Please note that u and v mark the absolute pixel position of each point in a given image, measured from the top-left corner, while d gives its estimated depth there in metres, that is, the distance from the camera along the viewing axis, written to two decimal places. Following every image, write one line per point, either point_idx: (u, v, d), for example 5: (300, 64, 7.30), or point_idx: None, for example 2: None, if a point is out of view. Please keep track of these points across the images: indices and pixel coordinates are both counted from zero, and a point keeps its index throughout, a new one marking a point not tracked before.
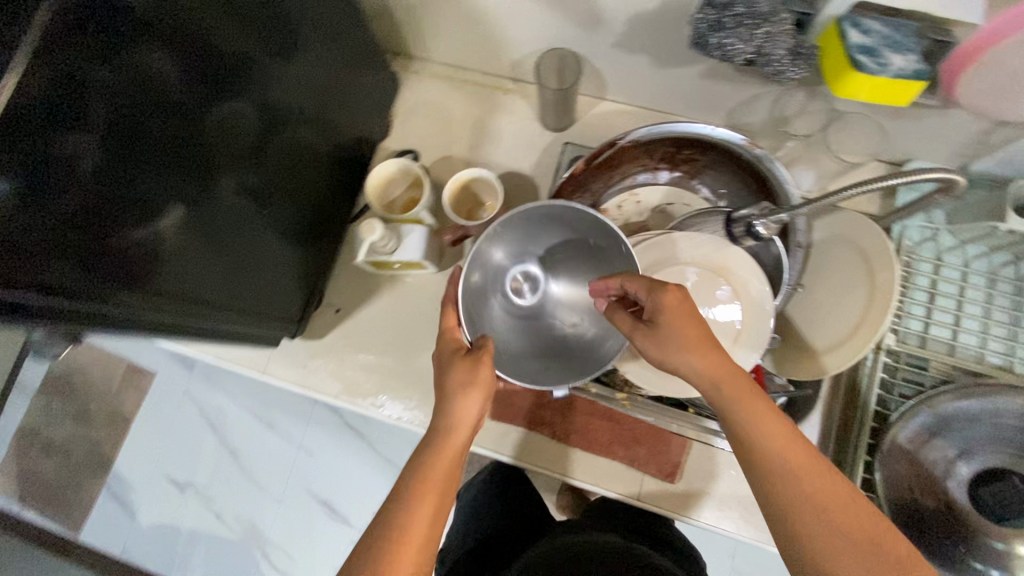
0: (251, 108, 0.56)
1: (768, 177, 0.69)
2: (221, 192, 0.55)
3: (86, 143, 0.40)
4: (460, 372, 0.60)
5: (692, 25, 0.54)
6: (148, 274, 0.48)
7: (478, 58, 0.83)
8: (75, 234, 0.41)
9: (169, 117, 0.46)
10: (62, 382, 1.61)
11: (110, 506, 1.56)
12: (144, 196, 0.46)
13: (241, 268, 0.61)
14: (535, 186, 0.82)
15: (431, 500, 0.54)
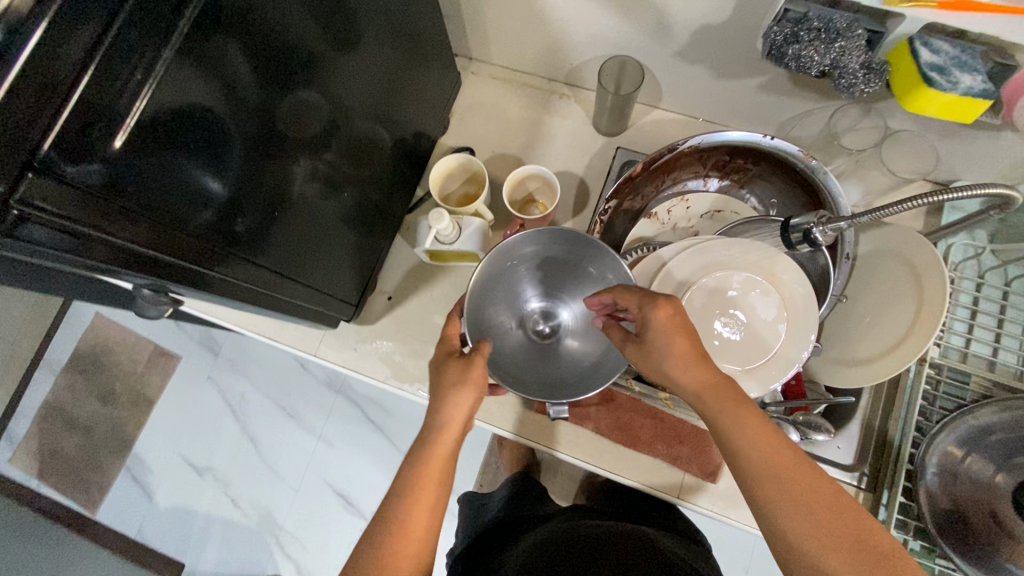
0: (324, 97, 0.57)
1: (821, 190, 0.71)
2: (293, 181, 0.57)
3: (197, 126, 0.41)
4: (455, 367, 0.61)
5: (765, 38, 0.57)
6: (229, 252, 0.50)
7: (537, 62, 0.86)
8: (180, 221, 0.43)
9: (261, 103, 0.47)
10: (91, 360, 1.64)
11: (129, 486, 1.57)
12: (233, 177, 0.47)
13: (303, 251, 0.63)
14: (587, 187, 0.84)
15: (435, 487, 0.55)
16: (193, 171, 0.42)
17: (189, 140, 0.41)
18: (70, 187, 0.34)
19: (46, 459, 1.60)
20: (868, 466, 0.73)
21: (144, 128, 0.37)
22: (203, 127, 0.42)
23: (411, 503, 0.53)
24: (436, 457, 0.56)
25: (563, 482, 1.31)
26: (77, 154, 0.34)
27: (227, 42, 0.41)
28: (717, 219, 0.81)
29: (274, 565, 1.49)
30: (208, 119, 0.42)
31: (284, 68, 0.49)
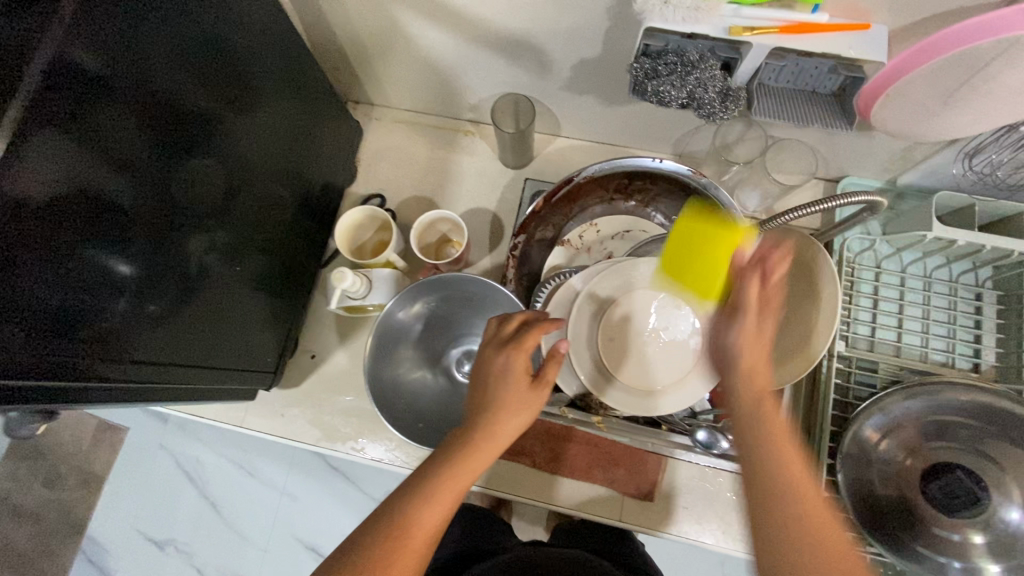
0: (217, 164, 0.57)
1: (716, 203, 0.74)
2: (188, 254, 0.55)
3: (66, 215, 0.41)
4: (511, 382, 0.57)
5: (630, 74, 0.59)
6: (119, 335, 0.48)
7: (437, 102, 0.86)
8: (48, 313, 0.41)
9: (140, 181, 0.47)
10: (29, 445, 1.55)
11: (88, 571, 1.52)
12: (116, 258, 0.46)
13: (213, 320, 0.62)
14: (501, 222, 0.85)
15: (447, 502, 0.52)
16: (66, 258, 0.41)
17: (50, 227, 0.40)
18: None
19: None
20: None
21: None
22: (70, 213, 0.41)
23: (414, 510, 0.51)
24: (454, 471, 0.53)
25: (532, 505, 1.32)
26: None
27: (85, 124, 0.41)
28: (627, 239, 0.82)
29: None
30: (70, 205, 0.41)
31: (160, 140, 0.49)
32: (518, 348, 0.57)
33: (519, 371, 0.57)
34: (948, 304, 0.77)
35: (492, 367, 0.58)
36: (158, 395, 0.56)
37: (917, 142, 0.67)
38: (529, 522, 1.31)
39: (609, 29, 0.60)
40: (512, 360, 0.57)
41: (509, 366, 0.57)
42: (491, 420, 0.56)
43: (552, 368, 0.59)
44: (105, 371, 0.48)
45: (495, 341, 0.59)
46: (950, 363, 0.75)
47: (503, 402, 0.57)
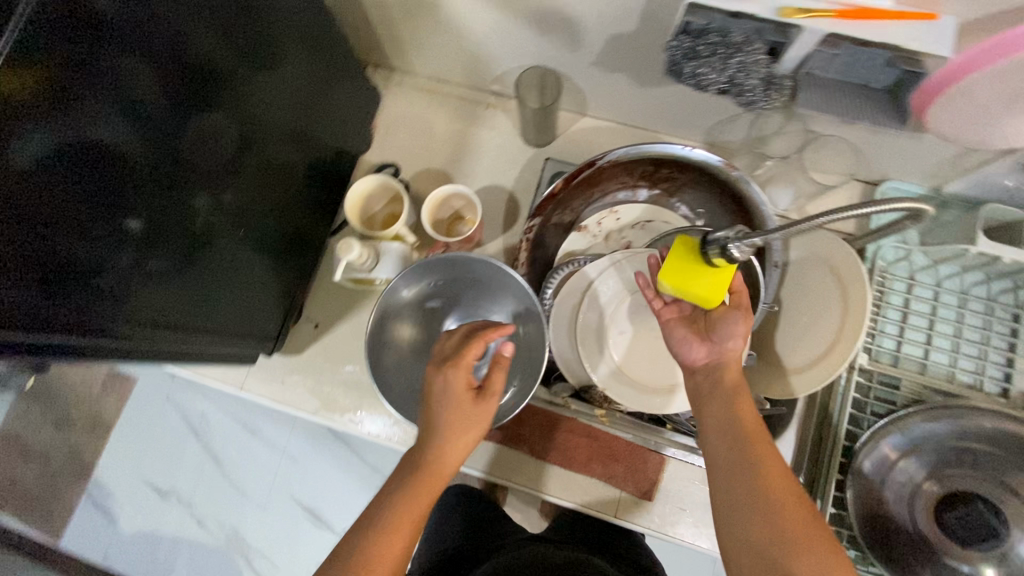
0: (230, 121, 0.54)
1: (745, 198, 0.70)
2: (195, 211, 0.53)
3: (60, 162, 0.39)
4: (453, 402, 0.58)
5: (667, 53, 0.55)
6: (123, 292, 0.47)
7: (460, 71, 0.82)
8: (48, 266, 0.39)
9: (144, 132, 0.45)
10: (42, 387, 1.59)
11: (92, 513, 1.55)
12: (119, 212, 0.44)
13: (219, 283, 0.60)
14: (517, 202, 0.81)
15: (404, 531, 0.55)
16: (62, 207, 0.40)
17: (49, 172, 0.38)
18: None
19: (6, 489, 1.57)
20: (803, 474, 0.72)
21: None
22: (64, 159, 0.39)
23: (375, 545, 0.54)
24: (406, 500, 0.56)
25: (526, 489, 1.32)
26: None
27: (82, 65, 0.39)
28: (648, 229, 0.78)
29: None
30: (69, 148, 0.40)
31: (169, 88, 0.46)
32: (456, 365, 0.58)
33: (461, 387, 0.58)
34: (983, 324, 0.73)
35: (431, 388, 0.59)
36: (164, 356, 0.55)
37: (972, 149, 0.62)
38: None
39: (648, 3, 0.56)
40: (449, 380, 0.58)
41: (447, 388, 0.58)
42: (440, 443, 0.58)
43: (496, 379, 0.60)
44: (110, 329, 0.46)
45: (435, 361, 0.61)
46: (978, 386, 0.71)
47: (448, 422, 0.58)
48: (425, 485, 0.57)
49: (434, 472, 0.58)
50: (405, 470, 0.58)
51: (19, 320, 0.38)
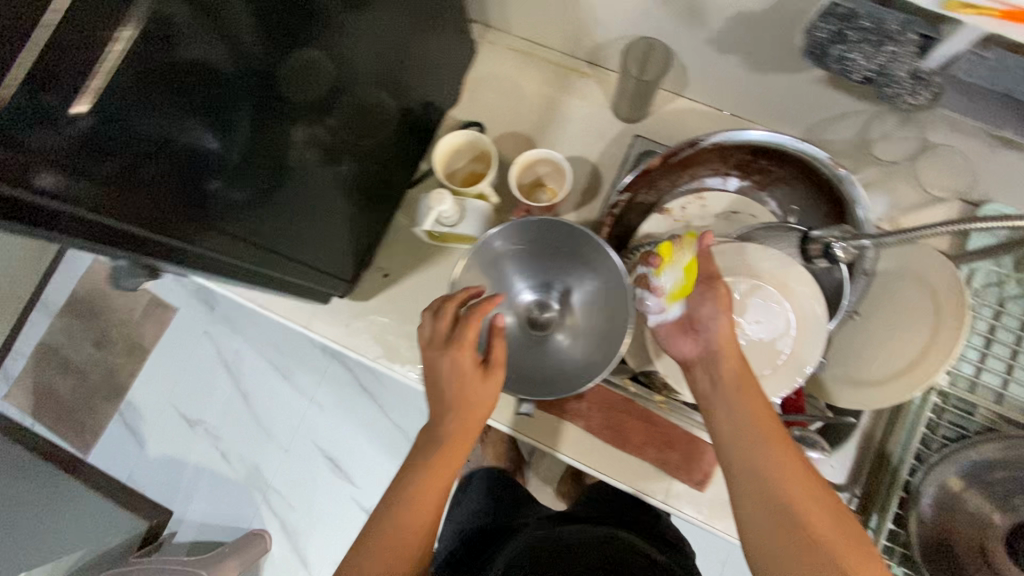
0: (332, 51, 0.52)
1: (845, 200, 0.67)
2: (284, 143, 0.51)
3: (192, 83, 0.38)
4: (457, 380, 0.62)
5: (806, 36, 0.52)
6: (222, 214, 0.47)
7: (559, 35, 0.80)
8: (167, 183, 0.40)
9: (263, 56, 0.43)
10: (86, 306, 1.62)
11: (121, 433, 1.58)
12: (231, 136, 0.43)
13: (302, 217, 0.60)
14: (599, 176, 0.80)
15: (426, 509, 0.59)
16: (186, 127, 0.39)
17: (168, 98, 0.36)
18: (49, 144, 0.31)
19: (41, 397, 1.59)
20: (859, 487, 0.71)
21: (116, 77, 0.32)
22: (194, 81, 0.38)
23: (397, 518, 0.58)
24: (426, 477, 0.60)
25: (548, 465, 1.32)
26: (61, 105, 0.31)
27: None
28: (732, 220, 0.77)
29: (260, 521, 1.52)
30: (187, 71, 0.37)
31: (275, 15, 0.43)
32: (460, 345, 0.61)
33: (467, 366, 0.62)
34: None
35: (438, 370, 0.63)
36: (243, 278, 0.56)
37: None
38: (543, 480, 1.32)
39: None
40: (456, 360, 0.62)
41: (456, 368, 0.62)
42: (451, 423, 0.62)
43: (497, 349, 0.64)
44: (208, 249, 0.47)
45: (433, 342, 0.63)
46: None
47: (457, 399, 0.62)
48: (442, 461, 0.61)
49: (446, 450, 0.61)
50: (421, 452, 0.62)
51: (137, 234, 0.39)
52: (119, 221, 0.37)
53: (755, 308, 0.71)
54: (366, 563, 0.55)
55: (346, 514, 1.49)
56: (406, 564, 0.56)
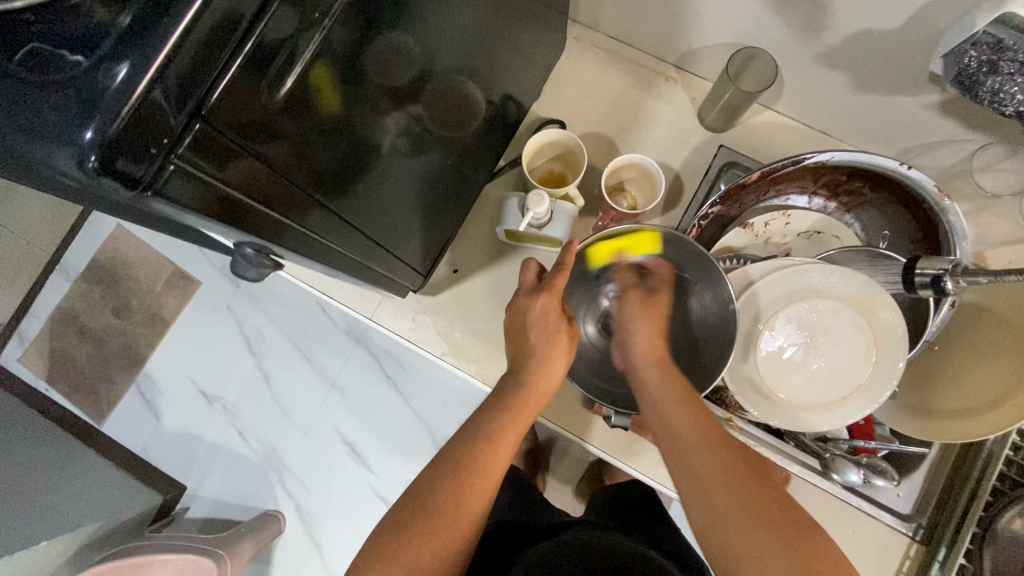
0: (450, 23, 0.48)
1: (941, 228, 0.67)
2: (390, 137, 0.47)
3: (344, 53, 0.34)
4: (546, 324, 0.62)
5: (955, 62, 0.52)
6: (343, 199, 0.43)
7: (650, 37, 0.78)
8: (308, 165, 0.36)
9: (399, 23, 0.39)
10: (106, 272, 1.49)
11: (138, 403, 1.44)
12: (360, 111, 0.39)
13: (397, 203, 0.56)
14: (680, 185, 0.78)
15: (509, 446, 0.57)
16: (328, 100, 0.35)
17: (322, 67, 0.32)
18: (210, 159, 0.28)
19: (56, 362, 1.47)
20: (925, 518, 0.72)
21: (261, 78, 0.29)
22: (346, 49, 0.34)
23: (480, 450, 0.55)
24: (510, 415, 0.58)
25: (570, 465, 1.29)
26: (222, 120, 0.27)
27: None
28: (815, 241, 0.76)
29: (274, 502, 1.36)
30: (321, 71, 0.33)
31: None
32: (547, 291, 0.61)
33: (555, 314, 0.62)
34: None
35: (526, 315, 0.62)
36: (336, 265, 0.52)
37: None
38: (564, 479, 1.29)
39: (922, 11, 0.52)
40: (546, 305, 0.61)
41: (546, 312, 0.61)
42: (536, 367, 0.61)
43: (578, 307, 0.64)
44: (323, 234, 0.43)
45: (522, 294, 0.64)
46: None
47: (544, 349, 0.61)
48: (527, 404, 0.59)
49: (531, 395, 0.60)
50: (504, 392, 0.60)
51: (273, 219, 0.35)
52: (259, 206, 0.33)
53: (838, 332, 0.69)
54: (446, 487, 0.53)
55: (365, 507, 1.32)
56: (483, 497, 0.54)
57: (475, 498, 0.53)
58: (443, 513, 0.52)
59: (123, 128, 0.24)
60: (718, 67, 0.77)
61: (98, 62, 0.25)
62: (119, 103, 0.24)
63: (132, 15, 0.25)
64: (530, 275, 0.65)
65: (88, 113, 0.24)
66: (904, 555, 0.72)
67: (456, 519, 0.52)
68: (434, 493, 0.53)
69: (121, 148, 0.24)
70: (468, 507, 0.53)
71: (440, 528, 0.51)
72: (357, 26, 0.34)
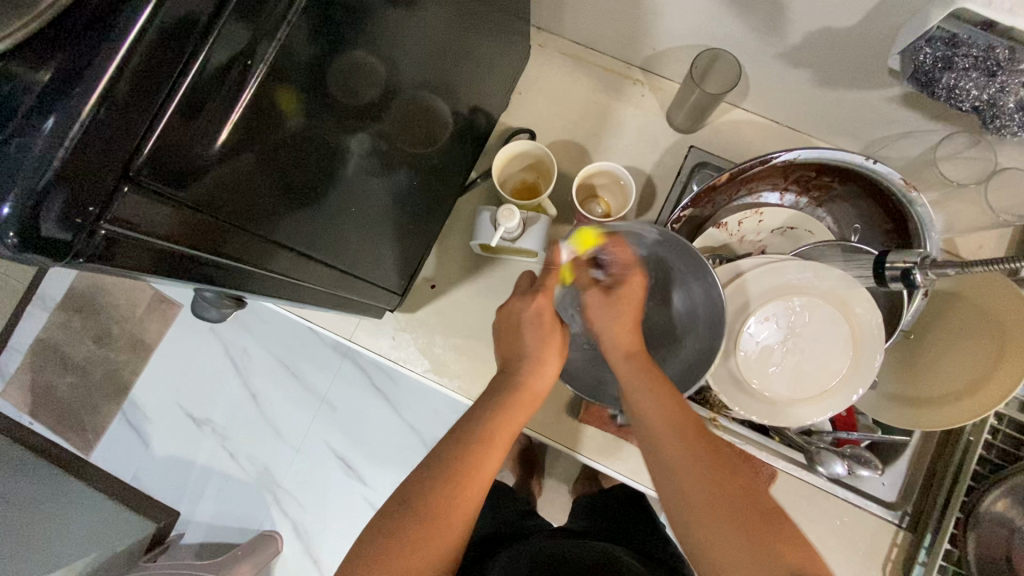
0: (411, 40, 0.47)
1: (911, 219, 0.68)
2: (354, 162, 0.46)
3: (296, 94, 0.33)
4: (540, 325, 0.62)
5: (914, 60, 0.53)
6: (303, 232, 0.42)
7: (615, 41, 0.77)
8: (262, 205, 0.35)
9: (356, 49, 0.38)
10: (83, 300, 1.44)
11: (125, 433, 1.39)
12: (317, 143, 0.38)
13: (366, 228, 0.55)
14: (653, 188, 0.79)
15: (499, 450, 0.55)
16: (280, 138, 0.34)
17: (266, 111, 0.31)
18: (148, 215, 0.27)
19: (39, 395, 1.42)
20: (910, 505, 0.73)
21: (196, 128, 0.28)
22: (294, 84, 0.33)
23: (467, 450, 0.53)
24: (502, 416, 0.57)
25: (565, 465, 1.29)
26: (154, 176, 0.27)
27: None
28: (789, 237, 0.77)
29: (271, 523, 1.34)
30: (271, 110, 0.32)
31: (345, 20, 0.35)
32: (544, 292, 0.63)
33: (548, 315, 0.63)
34: None
35: (521, 316, 0.63)
36: (299, 297, 0.51)
37: None
38: (561, 479, 1.28)
39: (878, 7, 0.52)
40: (540, 306, 0.62)
41: (540, 314, 0.62)
42: (528, 368, 0.61)
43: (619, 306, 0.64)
44: (280, 269, 0.42)
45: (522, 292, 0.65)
46: None
47: (536, 349, 0.62)
48: (518, 406, 0.58)
49: (523, 398, 0.59)
50: (495, 391, 0.59)
51: (220, 262, 0.34)
52: (204, 254, 0.32)
53: (818, 327, 0.69)
54: (433, 490, 0.51)
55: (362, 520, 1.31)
56: (478, 492, 0.52)
57: (460, 507, 0.51)
58: (429, 514, 0.50)
59: (44, 197, 0.24)
60: (684, 69, 0.77)
61: (15, 132, 0.24)
62: (36, 177, 0.24)
63: (52, 71, 0.25)
64: (524, 283, 0.67)
65: (8, 184, 0.24)
66: (891, 543, 0.72)
67: (447, 524, 0.50)
68: (420, 496, 0.51)
69: (43, 216, 0.24)
70: (457, 511, 0.50)
71: (435, 531, 0.49)
72: (309, 60, 0.33)
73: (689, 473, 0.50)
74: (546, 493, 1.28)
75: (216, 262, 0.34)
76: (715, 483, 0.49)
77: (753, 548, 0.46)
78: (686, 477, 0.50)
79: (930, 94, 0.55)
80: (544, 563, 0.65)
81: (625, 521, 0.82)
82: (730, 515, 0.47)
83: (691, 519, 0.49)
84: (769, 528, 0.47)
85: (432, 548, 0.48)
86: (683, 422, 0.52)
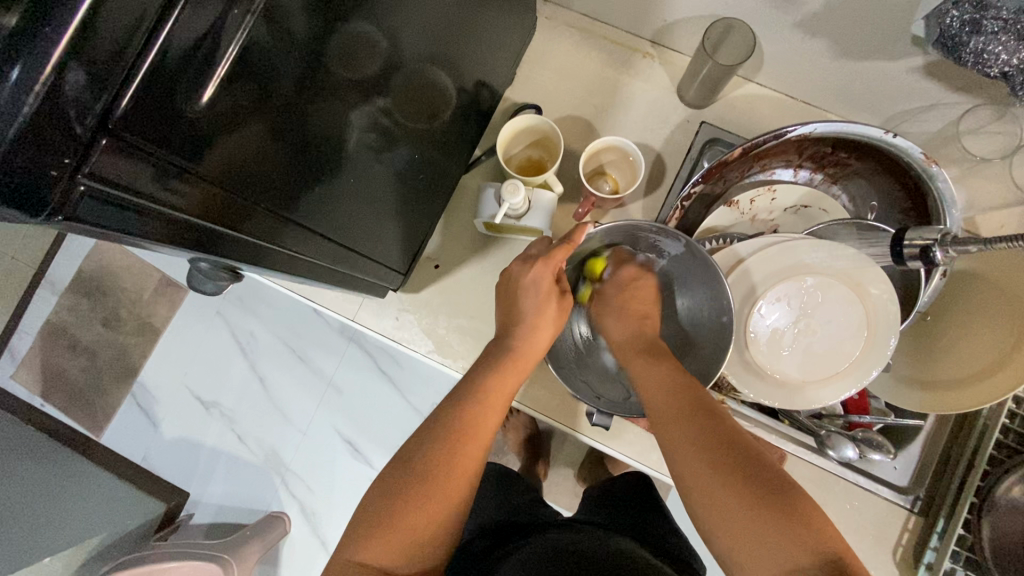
0: (414, 11, 0.45)
1: (931, 196, 0.65)
2: (355, 136, 0.44)
3: (287, 57, 0.32)
4: (537, 294, 0.60)
5: (938, 24, 0.51)
6: (302, 206, 0.41)
7: (624, 13, 0.75)
8: (256, 173, 0.34)
9: (357, 16, 0.37)
10: (91, 283, 1.45)
11: (135, 415, 1.40)
12: (316, 113, 0.37)
13: (369, 205, 0.54)
14: (663, 165, 0.76)
15: (495, 416, 0.54)
16: (272, 104, 0.33)
17: (254, 72, 0.30)
18: (128, 172, 0.26)
19: (50, 377, 1.43)
20: (923, 490, 0.71)
21: (176, 83, 0.27)
22: (285, 46, 0.31)
23: (464, 419, 0.52)
24: (501, 384, 0.55)
25: (570, 450, 1.28)
26: (133, 131, 0.26)
27: None
28: (803, 215, 0.75)
29: (279, 504, 1.35)
30: (258, 70, 0.30)
31: None
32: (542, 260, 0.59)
33: (546, 284, 0.60)
34: None
35: (519, 281, 0.60)
36: (301, 275, 0.50)
37: None
38: (566, 464, 1.28)
39: None
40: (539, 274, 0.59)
41: (538, 281, 0.59)
42: (523, 333, 0.59)
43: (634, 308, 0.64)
44: (280, 244, 0.41)
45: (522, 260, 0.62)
46: None
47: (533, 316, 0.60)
48: (511, 371, 0.57)
49: (515, 361, 0.57)
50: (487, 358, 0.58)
51: (214, 231, 0.34)
52: (195, 220, 0.31)
53: (831, 306, 0.67)
54: (432, 455, 0.50)
55: None
56: (477, 457, 0.52)
57: (458, 475, 0.50)
58: (429, 478, 0.49)
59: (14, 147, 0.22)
60: (696, 41, 0.74)
61: None
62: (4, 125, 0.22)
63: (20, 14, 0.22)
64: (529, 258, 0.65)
65: None
66: (902, 528, 0.71)
67: (446, 490, 0.49)
68: (420, 459, 0.50)
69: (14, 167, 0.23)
70: (456, 474, 0.50)
71: (433, 497, 0.48)
72: (300, 22, 0.32)
73: (690, 453, 0.49)
74: (551, 478, 1.28)
75: (211, 231, 0.33)
76: (717, 463, 0.48)
77: (762, 528, 0.44)
78: (691, 457, 0.49)
79: (956, 62, 0.53)
80: (551, 553, 0.64)
81: (631, 507, 0.82)
82: (722, 498, 0.46)
83: (704, 505, 0.48)
84: (786, 508, 0.44)
85: (433, 510, 0.48)
86: (688, 405, 0.52)
